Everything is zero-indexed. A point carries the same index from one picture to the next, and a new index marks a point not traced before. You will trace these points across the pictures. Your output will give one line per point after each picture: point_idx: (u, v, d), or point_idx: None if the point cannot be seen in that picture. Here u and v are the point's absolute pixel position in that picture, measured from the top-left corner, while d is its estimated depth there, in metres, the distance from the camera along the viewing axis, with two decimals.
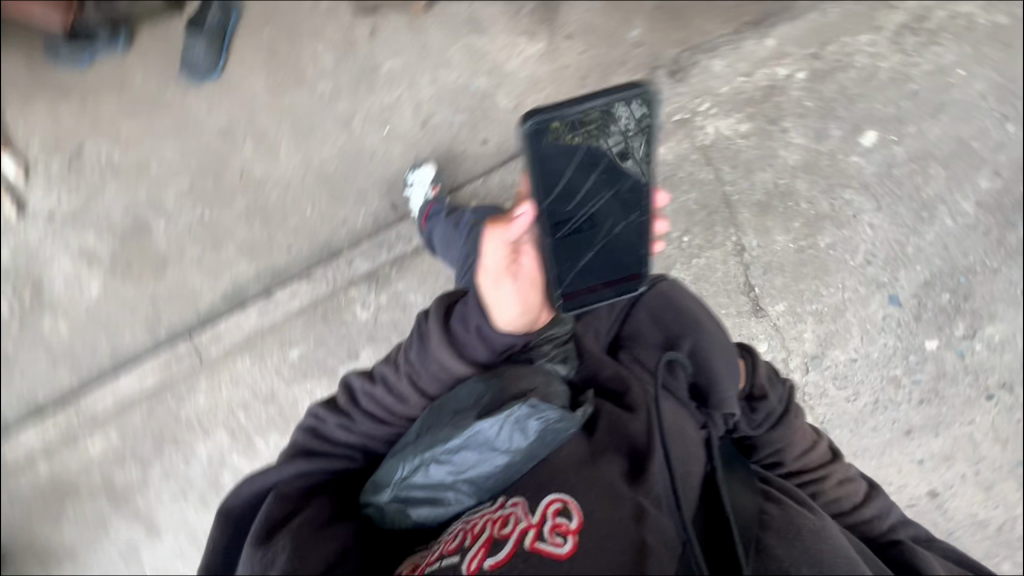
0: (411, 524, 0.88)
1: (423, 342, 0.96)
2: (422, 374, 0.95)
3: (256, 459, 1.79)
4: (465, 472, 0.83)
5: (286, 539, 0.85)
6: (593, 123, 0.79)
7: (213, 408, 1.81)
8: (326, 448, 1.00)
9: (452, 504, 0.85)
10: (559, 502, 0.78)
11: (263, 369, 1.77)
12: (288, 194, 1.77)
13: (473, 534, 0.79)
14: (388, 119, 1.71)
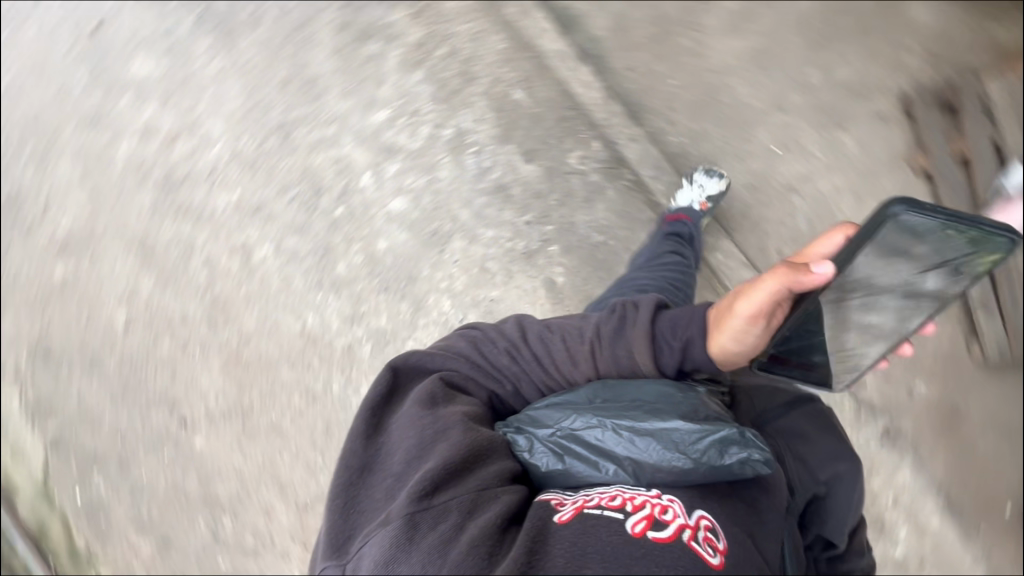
0: (553, 468, 0.87)
1: (629, 326, 1.06)
2: (606, 348, 1.05)
3: (400, 76, 1.78)
4: (639, 453, 0.85)
5: (457, 416, 0.91)
6: (945, 236, 0.86)
7: (444, 25, 1.77)
8: (479, 357, 1.07)
9: (607, 473, 0.85)
10: (709, 520, 0.76)
11: (495, 68, 1.74)
12: (683, 57, 1.64)
13: (634, 504, 0.76)
14: (788, 149, 1.58)
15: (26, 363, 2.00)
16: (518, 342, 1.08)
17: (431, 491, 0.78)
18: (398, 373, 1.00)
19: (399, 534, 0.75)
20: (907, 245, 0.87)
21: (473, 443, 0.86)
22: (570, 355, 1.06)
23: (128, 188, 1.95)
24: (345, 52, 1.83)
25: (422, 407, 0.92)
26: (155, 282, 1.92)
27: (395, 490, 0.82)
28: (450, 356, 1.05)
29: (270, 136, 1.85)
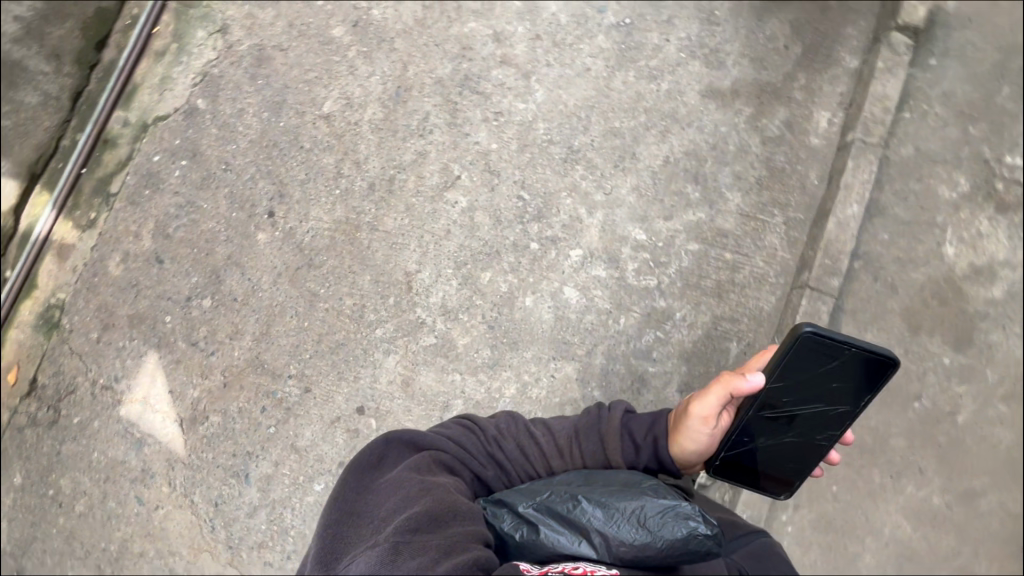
0: (532, 538, 0.99)
1: (604, 422, 1.22)
2: (581, 446, 1.19)
3: (682, 230, 1.73)
4: (602, 525, 0.98)
5: (447, 482, 1.00)
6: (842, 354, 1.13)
7: (752, 240, 1.70)
8: (468, 447, 1.13)
9: (570, 542, 0.98)
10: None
11: (742, 311, 1.67)
12: (862, 485, 1.54)
13: (591, 573, 0.91)
14: None
15: (243, 47, 2.03)
16: (502, 430, 1.18)
17: (417, 530, 0.88)
18: (389, 446, 1.06)
19: (385, 556, 0.84)
20: (818, 359, 1.14)
21: (454, 502, 0.96)
22: (553, 457, 1.17)
23: (441, 49, 1.96)
24: (674, 167, 1.77)
25: (408, 470, 1.01)
26: (377, 118, 1.93)
27: (380, 529, 0.91)
28: (441, 438, 1.10)
29: (560, 145, 1.83)
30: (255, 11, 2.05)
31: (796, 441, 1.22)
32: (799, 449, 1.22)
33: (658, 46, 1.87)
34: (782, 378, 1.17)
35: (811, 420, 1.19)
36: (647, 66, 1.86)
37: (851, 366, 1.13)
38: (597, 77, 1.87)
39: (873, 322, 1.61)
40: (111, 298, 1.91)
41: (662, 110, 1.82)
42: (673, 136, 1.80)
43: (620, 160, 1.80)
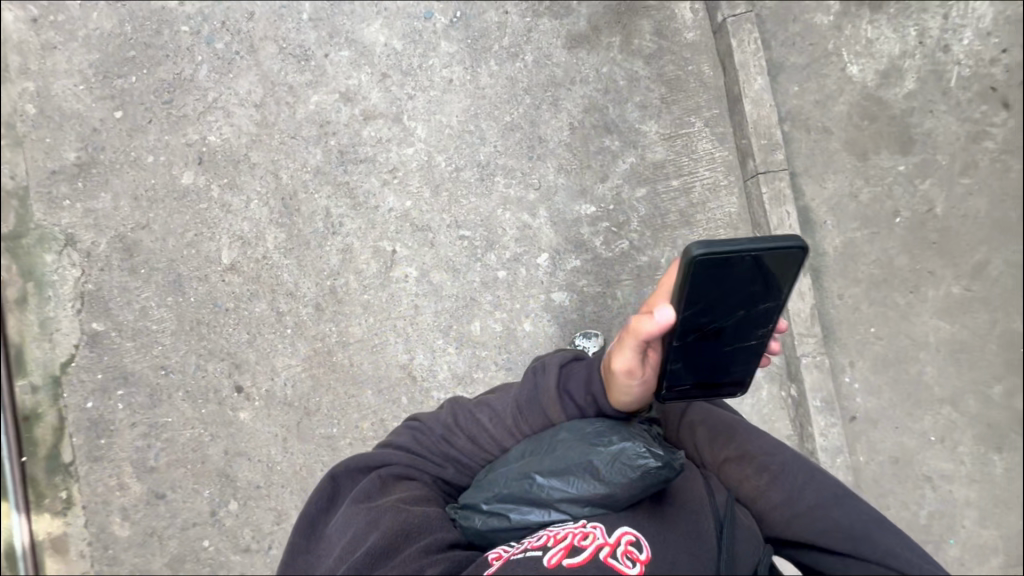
0: (500, 494, 0.96)
1: (541, 391, 1.07)
2: (528, 416, 1.06)
3: (622, 182, 1.71)
4: (567, 493, 0.94)
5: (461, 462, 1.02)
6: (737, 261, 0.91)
7: (687, 157, 1.69)
8: (420, 448, 1.07)
9: (558, 501, 0.94)
10: (632, 534, 0.87)
11: (716, 223, 1.66)
12: (893, 313, 1.60)
13: (555, 539, 0.88)
14: (942, 444, 1.57)
15: (105, 247, 1.85)
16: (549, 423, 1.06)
17: (386, 554, 0.88)
18: (340, 480, 1.02)
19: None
20: (730, 268, 0.92)
21: (409, 517, 0.93)
22: (506, 440, 1.06)
23: (299, 138, 1.82)
24: (580, 129, 1.73)
25: (356, 502, 0.96)
26: (281, 241, 1.80)
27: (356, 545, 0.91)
28: (385, 452, 1.05)
29: (467, 167, 1.76)
30: (93, 205, 1.86)
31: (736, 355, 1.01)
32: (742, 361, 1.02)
33: (496, 23, 1.79)
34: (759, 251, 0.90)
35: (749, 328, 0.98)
36: (499, 48, 1.78)
37: (760, 265, 0.92)
38: (464, 83, 1.78)
39: (825, 170, 1.65)
40: (139, 557, 1.79)
41: (541, 84, 1.75)
42: (565, 103, 1.74)
43: (531, 152, 1.74)
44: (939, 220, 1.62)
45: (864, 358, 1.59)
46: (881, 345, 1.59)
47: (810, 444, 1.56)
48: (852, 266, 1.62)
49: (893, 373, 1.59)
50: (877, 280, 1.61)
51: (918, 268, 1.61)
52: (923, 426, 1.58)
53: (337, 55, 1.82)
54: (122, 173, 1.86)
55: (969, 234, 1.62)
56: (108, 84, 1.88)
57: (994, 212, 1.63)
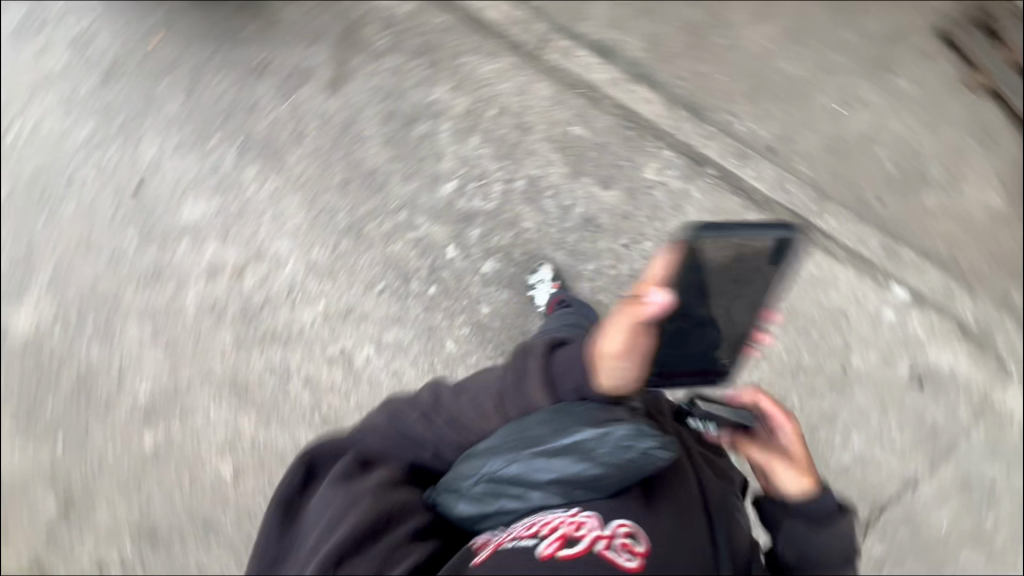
0: (492, 474, 0.90)
1: (528, 374, 1.04)
2: (513, 398, 1.02)
3: (457, 147, 1.80)
4: (559, 473, 0.86)
5: (376, 480, 0.94)
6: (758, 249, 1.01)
7: (484, 88, 1.79)
8: (392, 431, 1.06)
9: (550, 482, 0.87)
10: (628, 526, 0.80)
11: (546, 112, 1.75)
12: (725, 54, 1.68)
13: (549, 528, 0.79)
14: (851, 106, 1.62)
15: (131, 549, 1.85)
16: (522, 394, 1.02)
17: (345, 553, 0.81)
18: (314, 462, 1.01)
19: None
20: (721, 258, 1.00)
21: (382, 505, 0.90)
22: (489, 423, 1.02)
23: (204, 333, 1.87)
24: (394, 139, 1.84)
25: (341, 481, 0.94)
26: (256, 419, 1.82)
27: (313, 551, 0.85)
28: (369, 431, 1.07)
29: (341, 239, 1.83)
30: (96, 526, 1.87)
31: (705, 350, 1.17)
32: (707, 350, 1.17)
33: (270, 125, 1.91)
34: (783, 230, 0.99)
35: (710, 326, 1.12)
36: (288, 139, 1.89)
37: (763, 253, 1.02)
38: (287, 185, 1.88)
39: (584, 6, 1.76)
40: None
41: (340, 137, 1.87)
42: (368, 133, 1.86)
43: (375, 187, 1.83)
44: None
45: (737, 102, 1.65)
46: (739, 81, 1.66)
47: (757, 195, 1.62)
48: (665, 49, 1.70)
49: (768, 92, 1.65)
50: (692, 42, 1.70)
51: (711, 8, 1.71)
52: (825, 106, 1.63)
53: (181, 250, 1.90)
54: (98, 482, 1.88)
55: None
56: (33, 426, 1.92)
57: None
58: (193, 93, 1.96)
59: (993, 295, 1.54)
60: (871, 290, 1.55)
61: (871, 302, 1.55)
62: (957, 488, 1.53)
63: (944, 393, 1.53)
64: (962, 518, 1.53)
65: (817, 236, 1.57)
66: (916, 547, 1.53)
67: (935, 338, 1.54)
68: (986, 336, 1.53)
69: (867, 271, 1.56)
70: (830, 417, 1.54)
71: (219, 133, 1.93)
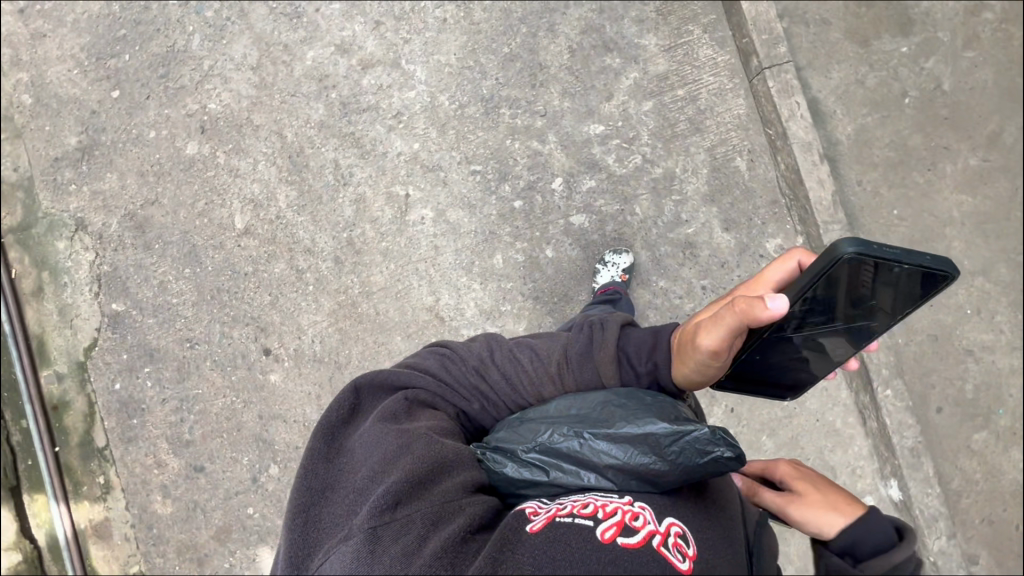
0: (548, 444, 0.84)
1: (596, 346, 0.96)
2: (575, 368, 0.95)
3: (628, 99, 1.72)
4: (619, 460, 0.79)
5: (428, 426, 0.84)
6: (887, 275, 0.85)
7: (690, 67, 1.71)
8: (444, 374, 0.95)
9: (606, 467, 0.80)
10: (679, 526, 0.72)
11: (727, 127, 1.67)
12: (913, 193, 1.61)
13: (602, 512, 0.72)
14: (979, 316, 1.58)
15: (116, 227, 1.84)
16: (576, 363, 0.95)
17: (403, 501, 0.72)
18: (362, 394, 0.90)
19: (352, 537, 0.69)
20: (863, 277, 0.86)
21: (439, 451, 0.79)
22: (542, 388, 0.94)
23: (299, 95, 1.81)
24: (580, 51, 1.75)
25: (388, 421, 0.83)
26: (293, 199, 1.79)
27: (364, 495, 0.75)
28: (414, 372, 0.93)
29: (471, 103, 1.76)
30: (99, 186, 1.85)
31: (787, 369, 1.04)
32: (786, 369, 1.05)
33: None
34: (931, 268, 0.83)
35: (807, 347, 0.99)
36: None
37: (903, 283, 0.87)
38: (460, 22, 1.79)
39: (828, 62, 1.66)
40: (184, 534, 1.76)
41: (535, 15, 1.77)
42: (563, 28, 1.76)
43: (534, 80, 1.75)
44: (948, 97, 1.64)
45: (890, 241, 1.60)
46: (905, 225, 1.60)
47: None
48: (866, 150, 1.63)
49: (922, 252, 1.59)
50: (894, 161, 1.62)
51: (933, 145, 1.62)
52: (958, 299, 1.58)
53: (330, 10, 1.82)
54: (125, 152, 1.85)
55: (980, 106, 1.64)
56: (101, 65, 1.87)
57: (1000, 83, 1.65)
58: None
59: (965, 548, 1.55)
60: (873, 472, 1.55)
61: (866, 481, 1.55)
62: None
63: None
64: None
65: (866, 399, 1.56)
66: None
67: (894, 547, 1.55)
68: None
69: (883, 455, 1.55)
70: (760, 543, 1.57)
71: None
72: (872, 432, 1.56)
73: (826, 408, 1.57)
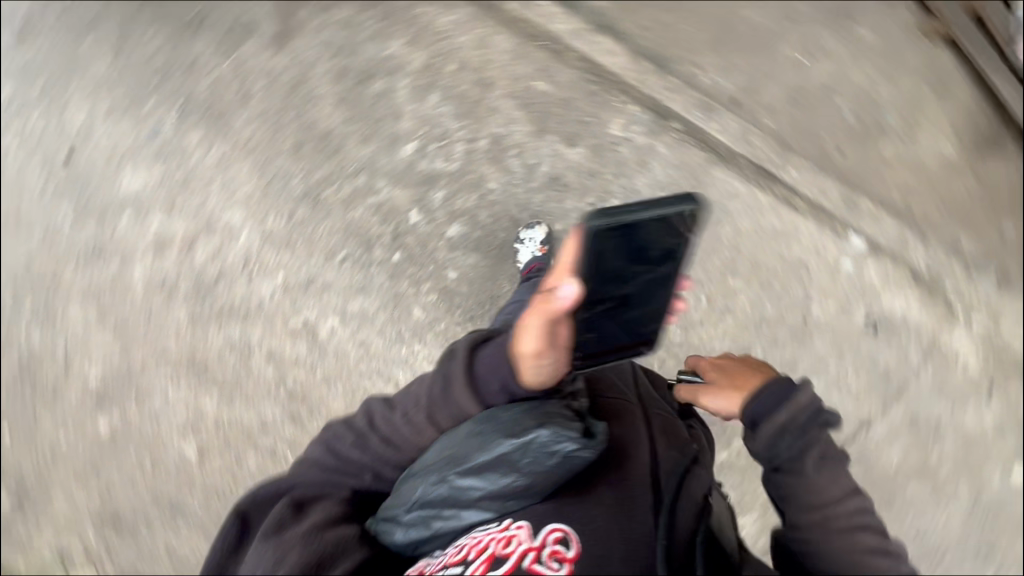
0: (423, 498, 0.90)
1: (451, 379, 1.02)
2: (441, 405, 1.02)
3: (416, 105, 1.71)
4: (485, 490, 0.87)
5: (312, 521, 0.92)
6: (647, 224, 0.89)
7: (443, 43, 1.71)
8: (329, 456, 1.05)
9: (480, 498, 0.87)
10: (561, 530, 0.80)
11: (509, 66, 1.68)
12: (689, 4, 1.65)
13: (478, 548, 0.82)
14: (812, 57, 1.62)
15: (94, 538, 1.75)
16: (436, 404, 1.02)
17: None
18: (248, 512, 0.98)
19: None
20: (625, 241, 0.90)
21: (323, 547, 0.88)
22: (419, 438, 1.03)
23: (157, 311, 1.77)
24: (350, 99, 1.74)
25: (271, 533, 0.91)
26: (218, 399, 1.75)
27: None
28: (302, 473, 1.03)
29: (298, 206, 1.74)
30: (51, 518, 1.76)
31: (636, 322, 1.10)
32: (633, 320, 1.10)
33: (211, 85, 1.76)
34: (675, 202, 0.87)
35: (630, 299, 1.04)
36: (232, 101, 1.76)
37: (663, 228, 0.90)
38: (236, 150, 1.76)
39: None
40: None
41: (291, 97, 1.75)
42: (321, 91, 1.75)
43: (332, 149, 1.73)
44: None
45: (702, 54, 1.63)
46: (702, 33, 1.64)
47: (722, 149, 1.61)
48: (627, 1, 1.66)
49: (731, 44, 1.63)
50: None
51: None
52: (786, 58, 1.63)
53: (124, 223, 1.78)
54: (51, 472, 1.77)
55: None
56: None
57: None
58: (123, 54, 1.79)
59: (944, 241, 1.58)
60: (828, 240, 1.61)
61: (829, 251, 1.61)
62: (906, 424, 1.62)
63: (897, 336, 1.61)
64: (913, 453, 1.62)
65: (778, 190, 1.61)
66: (870, 479, 1.62)
67: (889, 282, 1.61)
68: (938, 280, 1.59)
69: (825, 221, 1.61)
70: (791, 362, 1.63)
71: (156, 94, 1.77)
72: (804, 211, 1.61)
73: (757, 221, 1.62)
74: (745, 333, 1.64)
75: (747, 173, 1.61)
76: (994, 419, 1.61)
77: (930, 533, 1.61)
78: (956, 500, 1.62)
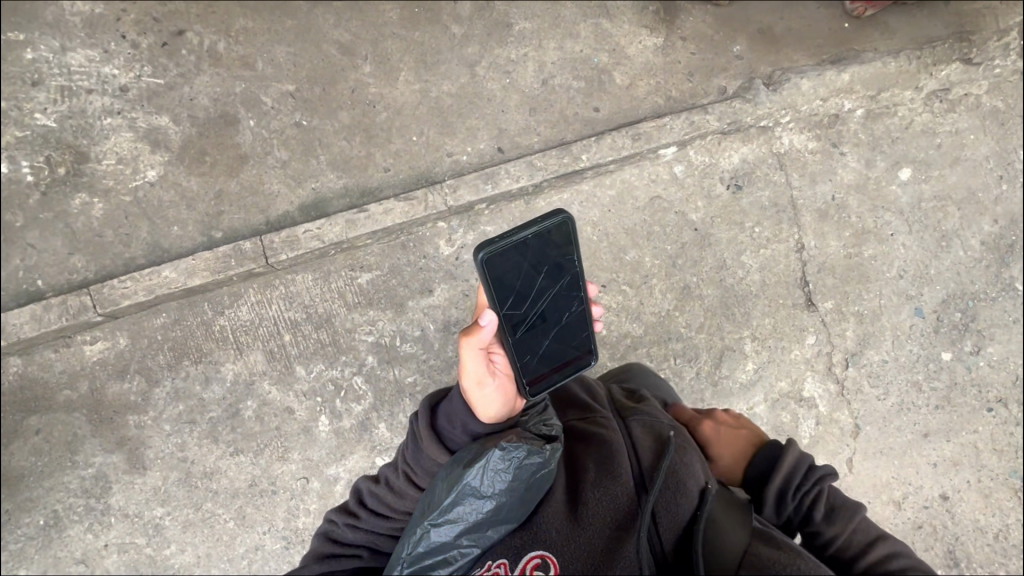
0: (412, 555, 0.97)
1: (417, 434, 1.12)
2: (417, 464, 1.11)
3: (294, 390, 1.63)
4: (466, 524, 0.96)
5: None
6: (528, 245, 1.06)
7: (261, 326, 1.63)
8: (330, 547, 1.10)
9: (460, 536, 0.96)
10: (540, 554, 0.91)
11: (329, 290, 1.65)
12: (399, 123, 1.70)
13: None
14: (513, 73, 1.74)
15: None
16: (416, 462, 1.11)
17: None
18: None
19: None
20: (521, 258, 1.06)
21: None
22: (411, 496, 1.11)
23: None
24: (239, 442, 1.61)
25: None
26: None
27: None
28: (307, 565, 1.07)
29: (293, 557, 1.60)
30: None
31: (565, 344, 1.20)
32: (562, 346, 1.19)
33: (121, 553, 1.58)
34: (550, 218, 1.04)
35: (551, 320, 1.16)
36: (151, 545, 1.58)
37: (543, 242, 1.07)
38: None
39: (262, 193, 1.65)
40: None
41: (193, 493, 1.60)
42: (210, 462, 1.60)
43: (269, 490, 1.61)
44: (303, 85, 1.69)
45: (446, 145, 1.70)
46: (430, 131, 1.70)
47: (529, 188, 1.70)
48: (355, 163, 1.68)
49: (457, 118, 1.71)
50: (368, 138, 1.69)
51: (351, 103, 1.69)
52: (498, 90, 1.73)
53: None
54: None
55: (312, 56, 1.70)
56: None
57: (289, 35, 1.70)
58: None
59: (714, 95, 1.78)
60: (653, 170, 1.76)
61: (661, 175, 1.76)
62: (822, 218, 1.81)
63: (755, 178, 1.79)
64: (843, 230, 1.82)
65: (591, 174, 1.73)
66: (839, 274, 1.81)
67: (716, 153, 1.78)
68: (743, 119, 1.75)
69: (639, 161, 1.75)
70: (719, 262, 1.78)
71: None
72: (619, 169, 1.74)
73: (600, 201, 1.74)
74: (673, 278, 1.76)
75: (561, 185, 1.72)
76: (860, 159, 1.83)
77: (903, 263, 1.83)
78: (895, 227, 1.83)
